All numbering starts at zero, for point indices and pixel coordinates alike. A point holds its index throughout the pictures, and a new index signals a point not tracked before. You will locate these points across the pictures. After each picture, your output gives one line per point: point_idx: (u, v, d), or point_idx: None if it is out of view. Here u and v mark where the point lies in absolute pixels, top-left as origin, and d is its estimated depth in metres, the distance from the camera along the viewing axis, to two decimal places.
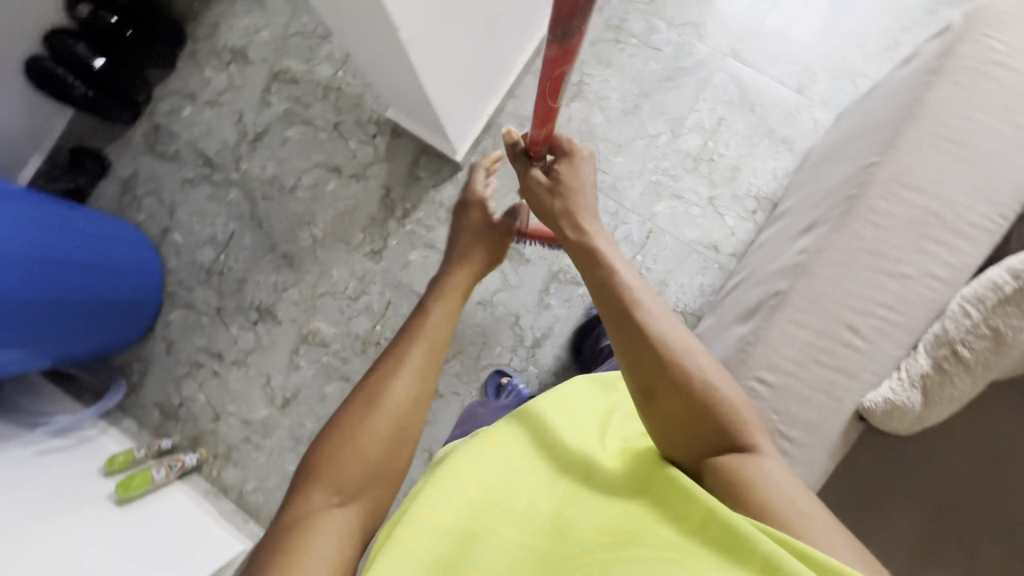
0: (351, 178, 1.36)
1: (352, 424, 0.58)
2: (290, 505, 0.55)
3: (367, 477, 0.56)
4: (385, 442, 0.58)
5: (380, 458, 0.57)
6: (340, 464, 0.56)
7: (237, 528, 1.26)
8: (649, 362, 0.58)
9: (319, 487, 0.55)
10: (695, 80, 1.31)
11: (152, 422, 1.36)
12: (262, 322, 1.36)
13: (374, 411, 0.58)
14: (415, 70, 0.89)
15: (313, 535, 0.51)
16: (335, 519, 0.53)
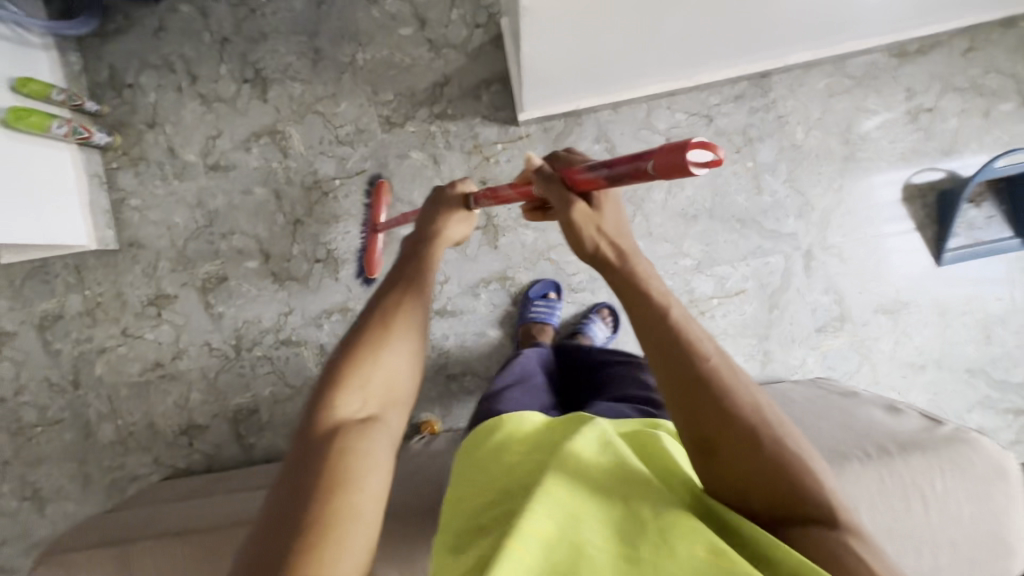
0: (426, 42, 1.24)
1: (368, 350, 0.66)
2: (314, 425, 0.60)
3: (389, 392, 0.65)
4: (406, 358, 0.67)
5: (398, 370, 0.66)
6: (364, 382, 0.64)
7: (94, 224, 1.27)
8: (709, 417, 0.57)
9: (346, 399, 0.62)
10: (757, 243, 1.24)
11: (96, 78, 1.29)
12: (251, 86, 1.28)
13: (391, 331, 0.68)
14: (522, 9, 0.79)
15: (354, 444, 0.59)
16: (370, 425, 0.61)
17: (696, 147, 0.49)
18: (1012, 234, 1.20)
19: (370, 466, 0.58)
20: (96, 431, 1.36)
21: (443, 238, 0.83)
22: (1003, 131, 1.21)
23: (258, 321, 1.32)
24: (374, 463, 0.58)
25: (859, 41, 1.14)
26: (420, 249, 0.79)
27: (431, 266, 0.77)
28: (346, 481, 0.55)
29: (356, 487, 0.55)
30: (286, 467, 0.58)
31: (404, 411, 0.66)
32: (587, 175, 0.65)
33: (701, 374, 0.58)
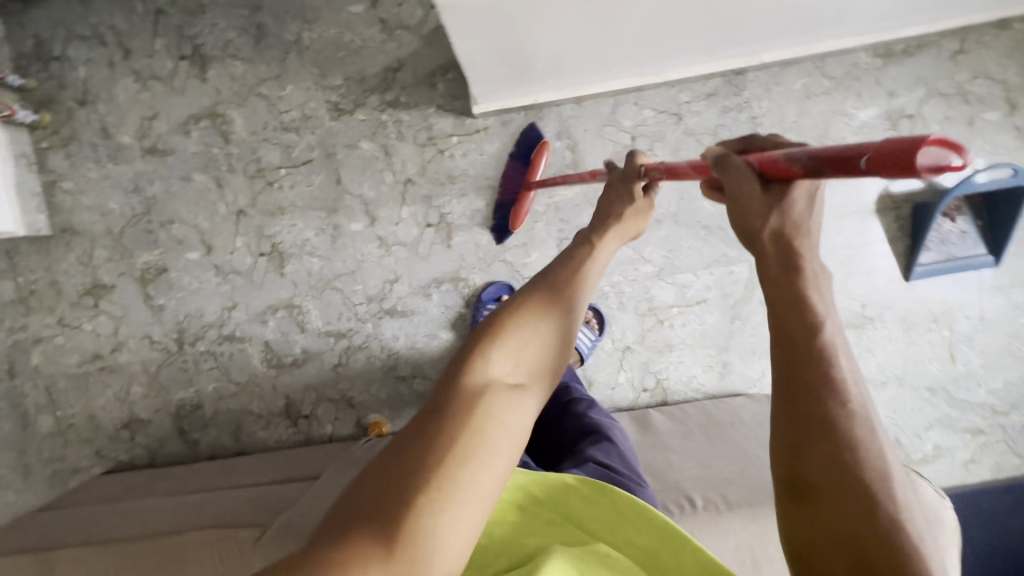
0: (378, 22, 1.15)
1: (523, 325, 0.55)
2: (457, 375, 0.51)
3: (536, 370, 0.54)
4: (560, 345, 0.56)
5: (549, 355, 0.55)
6: (515, 350, 0.53)
7: (22, 208, 1.20)
8: (812, 421, 0.45)
9: (495, 361, 0.52)
10: (722, 250, 1.18)
11: (23, 49, 1.20)
12: (189, 63, 1.19)
13: (550, 313, 0.56)
14: (446, 9, 0.72)
15: (493, 408, 0.48)
16: (515, 397, 0.50)
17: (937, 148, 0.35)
18: (986, 251, 1.15)
19: (505, 443, 0.47)
20: (35, 422, 1.32)
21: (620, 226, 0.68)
22: (987, 141, 1.14)
23: (200, 315, 1.27)
24: (508, 442, 0.47)
25: (839, 39, 1.06)
26: (594, 231, 0.67)
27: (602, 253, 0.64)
28: (477, 445, 0.46)
29: (482, 451, 0.46)
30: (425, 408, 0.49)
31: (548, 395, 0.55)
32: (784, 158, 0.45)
33: (813, 370, 0.46)
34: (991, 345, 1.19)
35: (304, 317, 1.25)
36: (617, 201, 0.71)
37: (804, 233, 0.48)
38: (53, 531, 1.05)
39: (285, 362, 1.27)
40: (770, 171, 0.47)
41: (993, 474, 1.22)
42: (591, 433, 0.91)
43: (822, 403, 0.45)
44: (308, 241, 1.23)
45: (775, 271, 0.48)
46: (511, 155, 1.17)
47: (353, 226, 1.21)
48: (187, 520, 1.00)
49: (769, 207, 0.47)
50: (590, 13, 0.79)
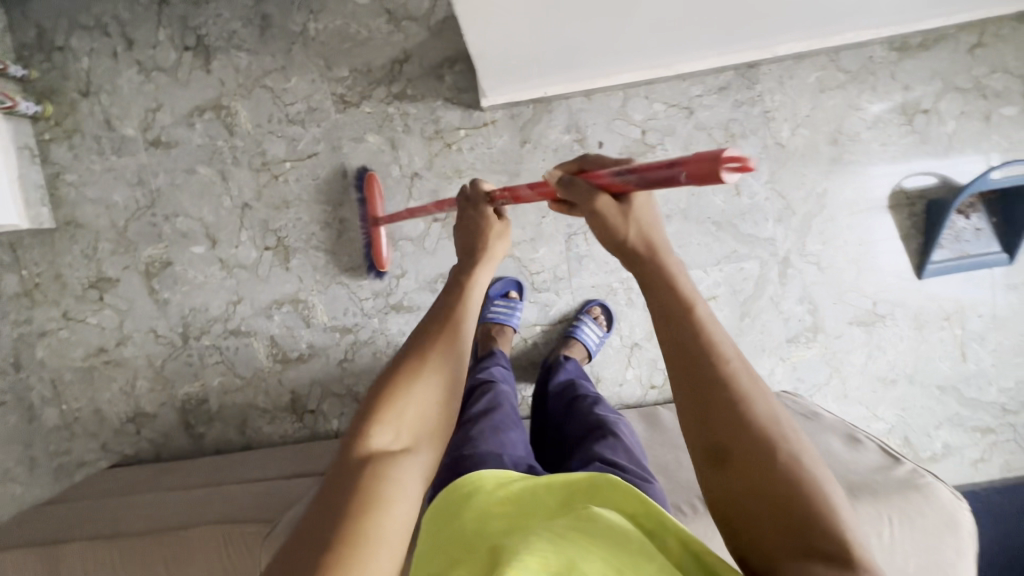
0: (384, 13, 1.13)
1: (405, 376, 0.57)
2: (347, 454, 0.52)
3: (423, 424, 0.56)
4: (445, 389, 0.58)
5: (436, 404, 0.57)
6: (398, 412, 0.55)
7: (26, 201, 1.19)
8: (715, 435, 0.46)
9: (382, 427, 0.53)
10: (732, 247, 1.17)
11: (24, 40, 1.18)
12: (193, 55, 1.17)
13: (431, 357, 0.58)
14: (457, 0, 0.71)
15: (382, 474, 0.51)
16: (403, 460, 0.53)
17: (730, 160, 0.43)
18: (1000, 249, 1.14)
19: (402, 504, 0.50)
20: (40, 415, 1.32)
21: (486, 256, 0.68)
22: (1003, 137, 1.12)
23: (205, 309, 1.26)
24: (408, 500, 0.51)
25: (855, 32, 1.04)
26: (467, 262, 0.68)
27: (478, 283, 0.65)
28: (372, 514, 0.48)
29: (379, 516, 0.48)
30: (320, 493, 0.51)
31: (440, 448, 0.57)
32: (615, 177, 0.52)
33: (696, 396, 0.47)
34: (1003, 343, 1.18)
35: (310, 312, 1.24)
36: (475, 229, 0.71)
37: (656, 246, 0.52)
38: (60, 524, 1.06)
39: (291, 357, 1.26)
40: (610, 185, 0.53)
41: (1002, 473, 1.21)
42: (597, 429, 0.88)
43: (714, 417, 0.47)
44: (313, 235, 1.21)
45: (640, 275, 0.52)
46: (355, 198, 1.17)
47: (360, 221, 1.20)
48: (194, 514, 1.00)
49: (619, 213, 0.53)
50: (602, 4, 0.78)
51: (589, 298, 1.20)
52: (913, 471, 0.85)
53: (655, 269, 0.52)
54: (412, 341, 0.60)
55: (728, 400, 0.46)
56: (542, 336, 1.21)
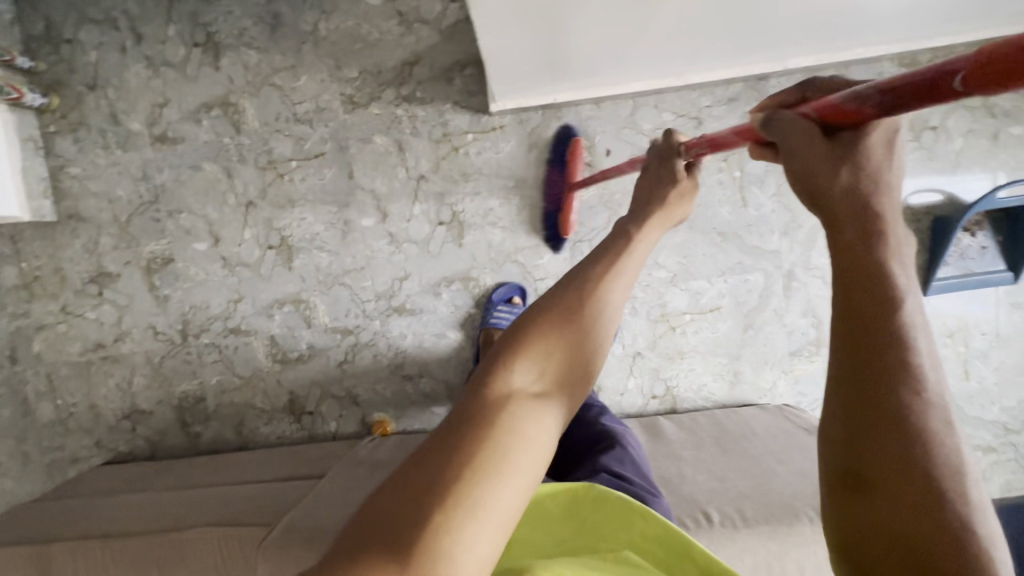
0: (396, 16, 1.13)
1: (550, 323, 0.45)
2: (478, 384, 0.42)
3: (565, 377, 0.44)
4: (591, 351, 0.45)
5: (581, 360, 0.45)
6: (541, 355, 0.44)
7: (28, 193, 1.18)
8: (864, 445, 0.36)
9: (521, 364, 0.42)
10: (738, 258, 1.17)
11: (32, 31, 1.17)
12: (202, 51, 1.16)
13: (584, 301, 0.46)
14: None
15: (517, 421, 0.39)
16: (541, 411, 0.41)
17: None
18: (1005, 267, 1.14)
19: (534, 466, 0.38)
20: (35, 410, 1.30)
21: (663, 212, 0.59)
22: (1010, 156, 1.12)
23: (206, 307, 1.25)
24: (531, 460, 0.38)
25: (866, 47, 1.04)
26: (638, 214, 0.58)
27: (643, 243, 0.54)
28: (500, 463, 0.37)
29: (507, 471, 0.37)
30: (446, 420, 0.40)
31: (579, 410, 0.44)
32: (835, 107, 0.39)
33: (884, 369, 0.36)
34: (1006, 362, 1.18)
35: (311, 312, 1.23)
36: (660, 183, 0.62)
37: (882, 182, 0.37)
38: (52, 523, 1.04)
39: (291, 357, 1.25)
40: (835, 116, 0.39)
41: (1002, 492, 1.21)
42: (605, 441, 0.89)
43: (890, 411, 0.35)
44: (317, 235, 1.21)
45: (834, 236, 0.37)
46: (548, 159, 1.16)
47: (364, 222, 1.20)
48: (190, 517, 0.99)
49: (833, 157, 0.38)
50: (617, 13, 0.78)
51: None
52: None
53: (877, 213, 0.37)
54: (568, 282, 0.49)
55: (904, 405, 0.35)
56: None
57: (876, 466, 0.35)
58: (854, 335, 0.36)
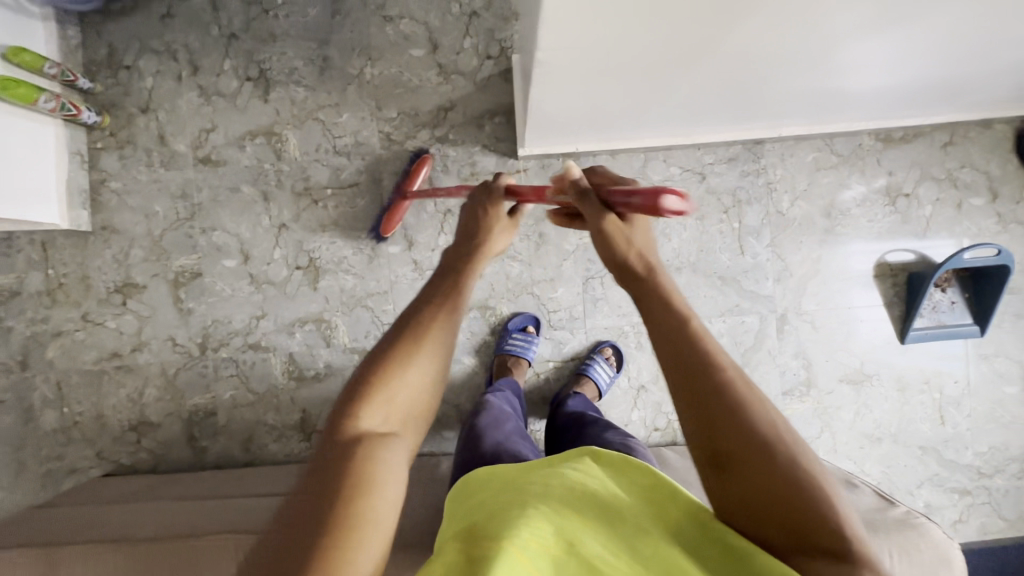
0: (435, 66, 1.26)
1: (394, 364, 0.57)
2: (333, 432, 0.53)
3: (411, 405, 0.57)
4: (435, 372, 0.59)
5: (427, 384, 0.58)
6: (387, 396, 0.56)
7: (69, 204, 1.23)
8: (715, 430, 0.50)
9: (370, 411, 0.54)
10: (735, 301, 1.27)
11: (94, 56, 1.27)
12: (253, 85, 1.27)
13: (416, 347, 0.58)
14: (532, 85, 0.81)
15: (369, 457, 0.52)
16: (391, 440, 0.54)
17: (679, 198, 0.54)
18: (972, 321, 1.26)
19: (394, 480, 0.52)
20: (39, 417, 1.29)
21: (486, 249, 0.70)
22: (973, 223, 1.26)
23: (228, 322, 1.29)
24: (394, 480, 0.52)
25: (847, 123, 1.19)
26: (459, 258, 0.68)
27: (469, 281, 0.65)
28: (363, 501, 0.49)
29: (375, 495, 0.50)
30: (305, 471, 0.52)
31: (426, 429, 0.58)
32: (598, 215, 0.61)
33: (713, 389, 0.51)
34: (977, 410, 1.28)
35: (331, 333, 1.28)
36: (481, 214, 0.74)
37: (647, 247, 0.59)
38: (59, 529, 1.02)
39: (307, 375, 1.29)
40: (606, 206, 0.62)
41: (978, 535, 1.29)
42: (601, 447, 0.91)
43: (724, 397, 0.51)
44: (344, 258, 1.28)
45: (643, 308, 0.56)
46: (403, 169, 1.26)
47: (391, 249, 1.27)
48: (203, 525, 1.00)
49: (622, 236, 0.59)
50: (648, 93, 0.91)
51: (601, 339, 1.27)
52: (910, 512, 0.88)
53: (652, 287, 0.56)
54: (402, 322, 0.61)
55: (717, 383, 0.51)
56: (554, 372, 1.27)
57: (729, 442, 0.50)
58: (676, 369, 0.52)
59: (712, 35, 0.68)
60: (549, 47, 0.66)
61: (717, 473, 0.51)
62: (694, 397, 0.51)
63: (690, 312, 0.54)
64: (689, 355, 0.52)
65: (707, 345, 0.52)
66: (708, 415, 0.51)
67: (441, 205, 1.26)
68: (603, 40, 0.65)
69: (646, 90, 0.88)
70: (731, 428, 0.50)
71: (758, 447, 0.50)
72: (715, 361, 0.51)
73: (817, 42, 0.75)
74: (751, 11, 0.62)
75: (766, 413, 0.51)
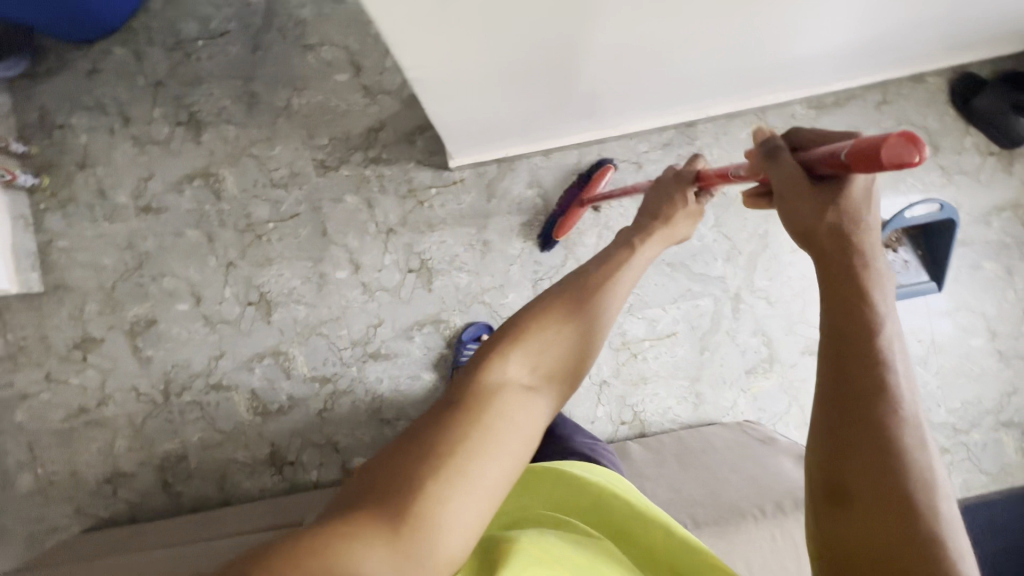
0: (361, 89, 1.26)
1: (541, 327, 0.57)
2: (478, 372, 0.52)
3: (557, 368, 0.55)
4: (579, 345, 0.57)
5: (569, 352, 0.57)
6: (537, 350, 0.55)
7: (17, 267, 1.24)
8: (855, 436, 0.46)
9: (517, 360, 0.53)
10: (686, 285, 1.26)
11: (27, 120, 1.28)
12: (185, 129, 1.28)
13: (567, 313, 0.58)
14: (425, 103, 0.81)
15: (508, 405, 0.49)
16: (527, 397, 0.51)
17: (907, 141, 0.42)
18: (929, 278, 1.24)
19: (515, 443, 0.47)
20: (15, 481, 1.30)
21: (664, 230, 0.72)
22: (916, 179, 1.25)
23: (187, 365, 1.30)
24: (515, 442, 0.47)
25: (774, 95, 1.18)
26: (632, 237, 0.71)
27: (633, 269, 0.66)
28: (486, 447, 0.45)
29: (492, 448, 0.46)
30: (440, 402, 0.50)
31: (566, 399, 0.55)
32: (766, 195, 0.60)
33: (875, 387, 0.46)
34: (944, 367, 1.27)
35: (290, 364, 1.29)
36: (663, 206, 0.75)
37: (862, 230, 0.49)
38: None
39: (271, 409, 1.29)
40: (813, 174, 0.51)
41: (963, 493, 1.27)
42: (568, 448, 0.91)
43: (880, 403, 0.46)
44: (294, 289, 1.28)
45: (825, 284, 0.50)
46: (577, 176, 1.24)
47: (339, 274, 1.28)
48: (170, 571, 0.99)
49: (817, 204, 0.50)
50: (550, 99, 0.90)
51: None
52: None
53: (842, 267, 0.49)
54: (558, 293, 0.61)
55: (884, 402, 0.46)
56: None
57: (862, 466, 0.45)
58: (850, 355, 0.47)
59: (582, 36, 0.67)
60: (417, 67, 0.66)
61: (833, 508, 0.46)
62: (850, 385, 0.47)
63: (887, 304, 0.48)
64: (863, 336, 0.47)
65: (885, 344, 0.47)
66: (859, 414, 0.46)
67: (382, 226, 1.27)
68: (466, 56, 0.65)
69: (544, 95, 0.87)
70: (874, 457, 0.45)
71: (899, 500, 0.44)
72: (888, 364, 0.47)
73: (698, 29, 0.74)
74: (611, 6, 0.61)
75: (915, 445, 0.45)
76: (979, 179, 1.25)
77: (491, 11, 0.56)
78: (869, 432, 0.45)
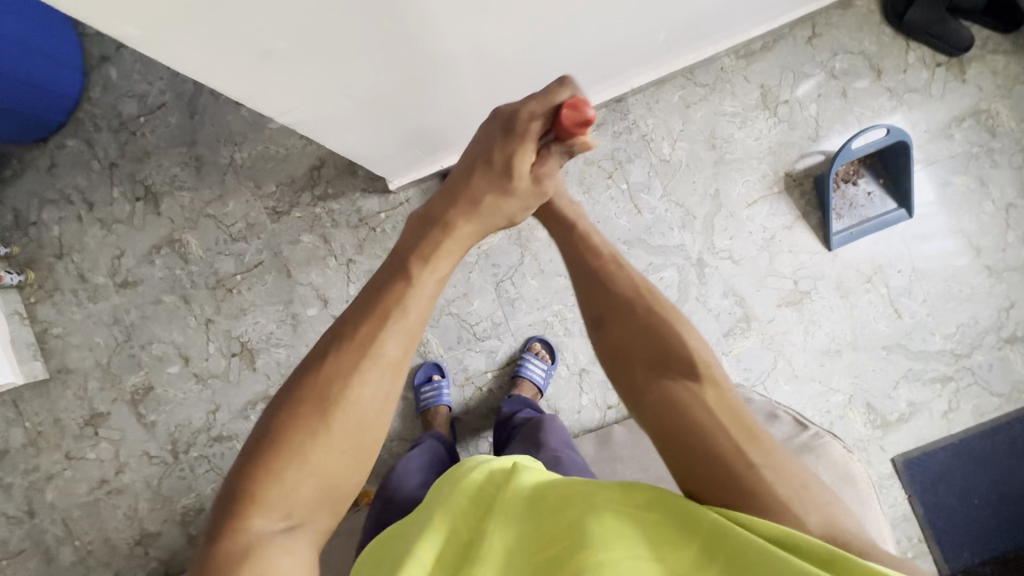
0: (296, 131, 1.31)
1: (299, 428, 0.51)
2: (224, 535, 0.49)
3: (321, 478, 0.52)
4: (351, 431, 0.53)
5: (331, 463, 0.52)
6: (282, 487, 0.50)
7: (19, 360, 1.33)
8: (624, 345, 0.61)
9: (260, 514, 0.49)
10: (648, 260, 1.25)
11: (3, 223, 1.37)
12: (143, 203, 1.34)
13: (330, 405, 0.52)
14: (321, 141, 0.83)
15: (265, 565, 0.47)
16: (285, 540, 0.49)
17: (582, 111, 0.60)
18: (896, 206, 1.21)
19: None
20: (56, 556, 1.39)
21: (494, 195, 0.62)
22: (863, 107, 1.21)
23: (189, 423, 1.36)
24: None
25: (696, 53, 1.16)
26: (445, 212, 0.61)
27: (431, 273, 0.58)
28: None
29: None
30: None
31: (337, 510, 0.54)
32: (537, 170, 0.63)
33: (617, 305, 0.63)
34: (931, 293, 1.22)
35: None
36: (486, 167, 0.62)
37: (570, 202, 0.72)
38: None
39: None
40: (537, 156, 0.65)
41: (976, 420, 1.21)
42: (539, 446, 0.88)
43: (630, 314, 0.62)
44: (271, 333, 1.33)
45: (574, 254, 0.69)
46: None
47: (310, 312, 1.32)
48: None
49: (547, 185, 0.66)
50: (452, 107, 0.92)
51: (529, 336, 1.28)
52: (817, 434, 0.89)
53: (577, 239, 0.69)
54: (339, 339, 0.55)
55: (628, 306, 0.63)
56: (494, 381, 1.27)
57: (635, 359, 0.60)
58: (596, 291, 0.65)
59: (433, 46, 0.68)
60: (283, 111, 0.68)
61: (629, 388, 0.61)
62: (605, 308, 0.64)
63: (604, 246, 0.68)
64: (598, 275, 0.66)
65: (610, 275, 0.65)
66: (620, 329, 0.62)
67: (342, 258, 1.31)
68: (324, 90, 0.67)
69: (441, 106, 0.89)
70: (639, 349, 0.61)
71: (668, 377, 0.58)
72: (623, 283, 0.64)
73: (555, 11, 0.74)
74: (440, 14, 0.62)
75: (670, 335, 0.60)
76: (930, 94, 1.21)
77: (321, 47, 0.58)
78: (625, 335, 0.62)
